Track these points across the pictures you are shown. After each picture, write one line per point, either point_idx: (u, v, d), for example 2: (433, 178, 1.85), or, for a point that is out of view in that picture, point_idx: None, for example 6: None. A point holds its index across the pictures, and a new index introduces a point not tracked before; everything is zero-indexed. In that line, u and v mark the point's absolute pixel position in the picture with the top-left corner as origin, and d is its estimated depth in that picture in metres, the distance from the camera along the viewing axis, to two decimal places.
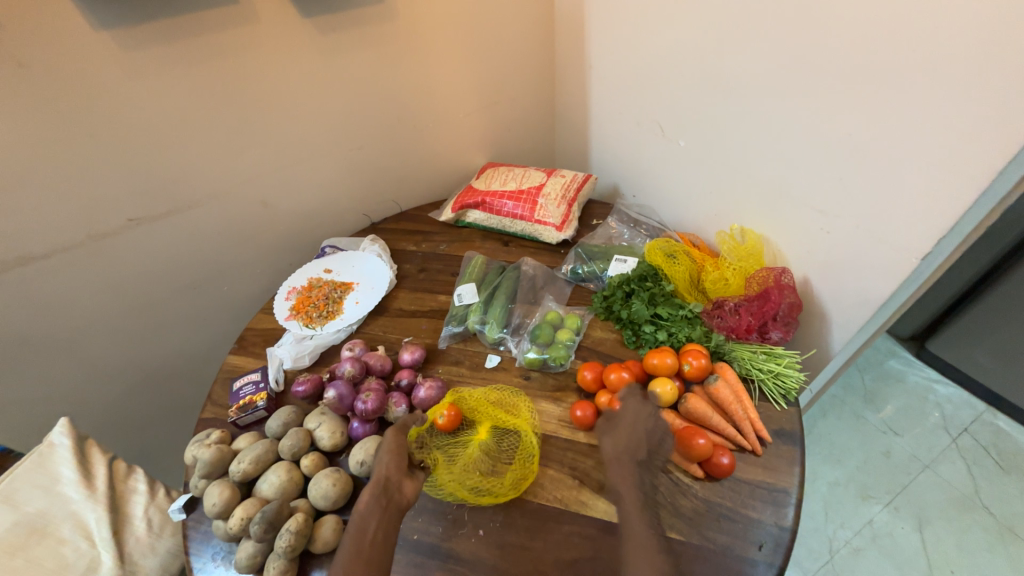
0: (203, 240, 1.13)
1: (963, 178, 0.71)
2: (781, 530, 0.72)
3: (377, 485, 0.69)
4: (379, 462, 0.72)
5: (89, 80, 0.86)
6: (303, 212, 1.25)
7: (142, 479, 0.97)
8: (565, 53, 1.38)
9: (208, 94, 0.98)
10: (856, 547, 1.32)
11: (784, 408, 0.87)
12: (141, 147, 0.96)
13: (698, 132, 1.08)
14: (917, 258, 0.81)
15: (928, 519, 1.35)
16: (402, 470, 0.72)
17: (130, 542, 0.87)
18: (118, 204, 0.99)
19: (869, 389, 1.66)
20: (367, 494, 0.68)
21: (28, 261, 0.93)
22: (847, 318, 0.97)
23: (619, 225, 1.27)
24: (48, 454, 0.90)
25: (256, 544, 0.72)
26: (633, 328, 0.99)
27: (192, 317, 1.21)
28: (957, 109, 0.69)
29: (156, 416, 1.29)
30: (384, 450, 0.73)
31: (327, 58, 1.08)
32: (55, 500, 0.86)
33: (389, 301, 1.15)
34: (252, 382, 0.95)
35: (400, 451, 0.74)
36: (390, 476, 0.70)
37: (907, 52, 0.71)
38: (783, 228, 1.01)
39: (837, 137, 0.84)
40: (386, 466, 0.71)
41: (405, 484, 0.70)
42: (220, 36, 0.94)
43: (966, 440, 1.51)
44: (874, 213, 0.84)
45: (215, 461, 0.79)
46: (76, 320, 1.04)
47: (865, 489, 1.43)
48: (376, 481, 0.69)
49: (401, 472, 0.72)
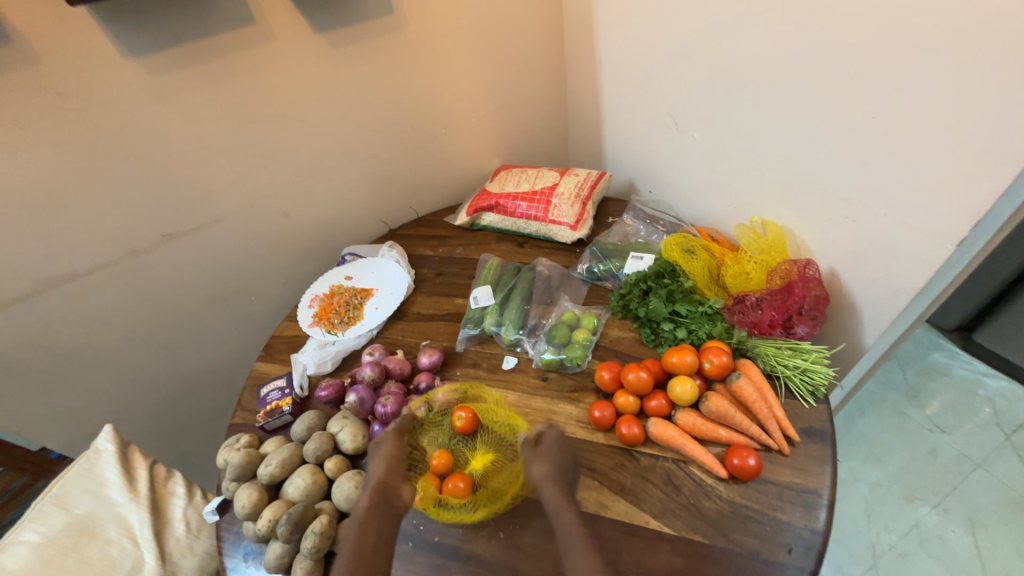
0: (230, 252, 1.17)
1: (1001, 157, 0.67)
2: (812, 533, 0.69)
3: (377, 490, 0.75)
4: (377, 468, 0.78)
5: (121, 105, 0.91)
6: (324, 221, 1.28)
7: (180, 482, 1.01)
8: (575, 51, 1.37)
9: (230, 113, 1.03)
10: (902, 551, 1.25)
11: (812, 406, 0.84)
12: (169, 166, 1.01)
13: (713, 122, 1.06)
14: (952, 245, 0.76)
15: (982, 522, 1.27)
16: (399, 475, 0.78)
17: (171, 543, 0.91)
18: (152, 221, 1.04)
19: (911, 384, 1.57)
20: (367, 499, 0.74)
21: (72, 278, 1.00)
22: (879, 310, 0.92)
23: (635, 222, 1.25)
24: (95, 459, 0.96)
25: (283, 545, 0.74)
26: (651, 326, 0.97)
27: (222, 326, 1.26)
28: (987, 86, 0.65)
29: (192, 421, 1.35)
30: (383, 456, 0.80)
31: (341, 71, 1.11)
32: (102, 503, 0.91)
33: (408, 305, 1.16)
34: (278, 388, 0.98)
35: (396, 458, 0.79)
36: (388, 481, 0.76)
37: (930, 28, 0.67)
38: (807, 219, 0.97)
39: (861, 120, 0.81)
40: (383, 471, 0.77)
41: (404, 488, 0.76)
42: (239, 56, 0.98)
43: (1021, 437, 1.41)
44: (903, 197, 0.80)
45: (244, 465, 0.82)
46: (116, 332, 1.10)
47: (910, 490, 1.35)
48: (376, 487, 0.75)
49: (398, 476, 0.78)
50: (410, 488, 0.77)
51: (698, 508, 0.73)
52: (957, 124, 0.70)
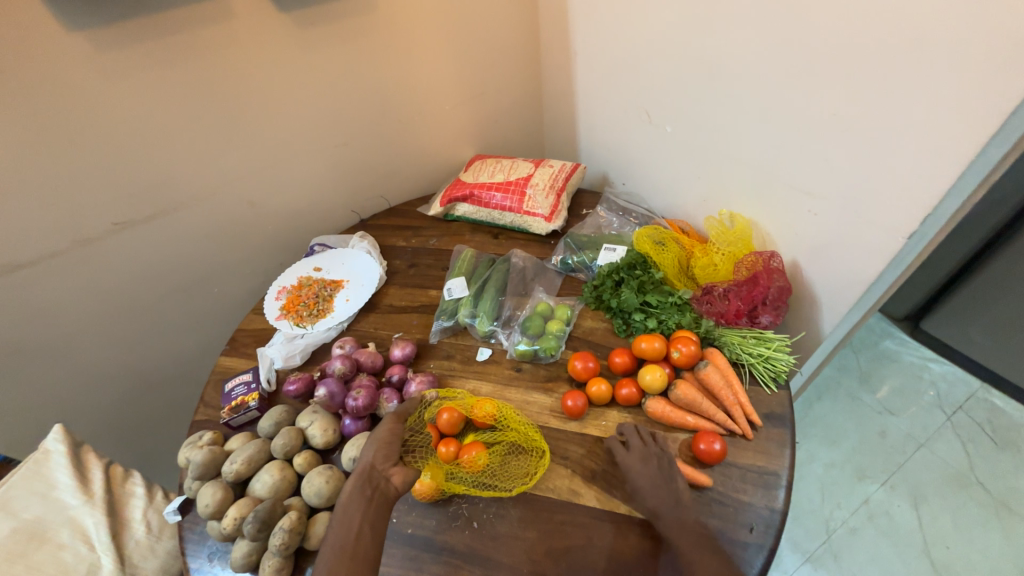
0: (190, 242, 1.12)
1: (946, 153, 0.71)
2: (772, 512, 0.72)
3: (361, 474, 0.74)
4: (366, 451, 0.78)
5: (63, 82, 0.85)
6: (290, 210, 1.24)
7: (139, 482, 0.97)
8: (550, 40, 1.35)
9: (187, 94, 0.97)
10: (853, 526, 1.34)
11: (774, 392, 0.88)
12: (121, 148, 0.95)
13: (685, 115, 1.07)
14: (904, 237, 0.80)
15: (924, 497, 1.36)
16: (389, 460, 0.77)
17: (130, 545, 0.88)
18: (101, 209, 0.98)
19: (865, 370, 1.67)
20: (352, 483, 0.73)
21: (12, 269, 0.93)
22: (836, 300, 0.97)
23: (608, 214, 1.27)
24: (44, 461, 0.91)
25: (250, 543, 0.72)
26: (623, 317, 0.99)
27: (182, 318, 1.21)
28: (942, 86, 0.68)
29: (152, 418, 1.29)
30: (374, 440, 0.79)
31: (306, 52, 1.06)
32: (52, 506, 0.86)
33: (380, 297, 1.14)
34: (244, 383, 0.94)
35: (388, 442, 0.79)
36: (376, 465, 0.76)
37: (892, 28, 0.69)
38: (772, 212, 1.00)
39: (823, 117, 0.83)
40: (372, 455, 0.77)
41: (392, 474, 0.75)
42: (195, 33, 0.93)
43: (960, 418, 1.52)
44: (861, 192, 0.83)
45: (207, 463, 0.79)
46: (64, 326, 1.03)
47: (861, 469, 1.44)
48: (360, 470, 0.75)
49: (387, 461, 0.77)
50: (399, 474, 0.76)
51: None
52: (912, 123, 0.73)
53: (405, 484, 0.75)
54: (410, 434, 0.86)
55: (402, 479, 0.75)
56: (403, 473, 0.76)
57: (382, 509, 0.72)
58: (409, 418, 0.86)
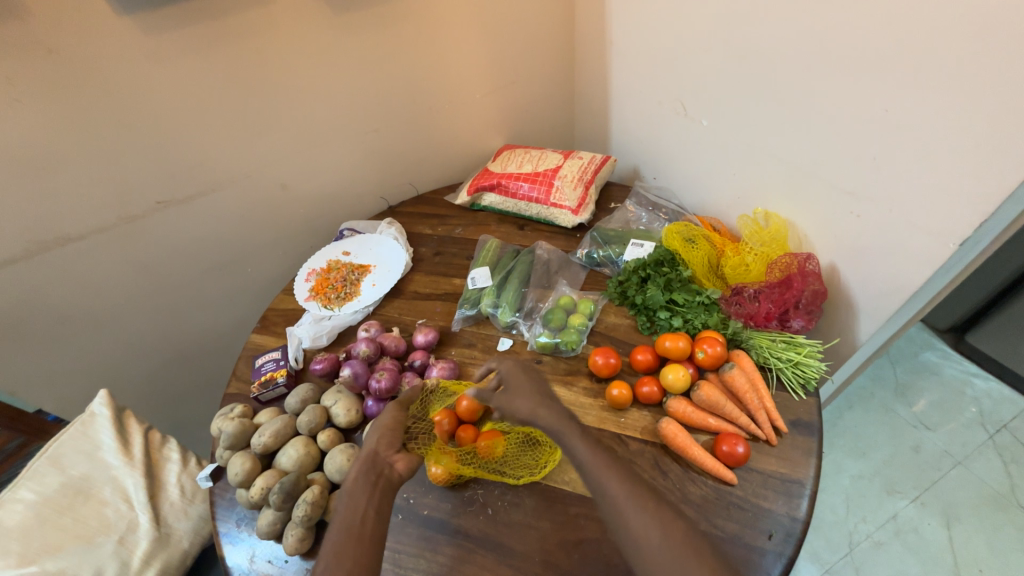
0: (227, 222, 1.16)
1: (1004, 157, 0.66)
2: (793, 520, 0.70)
3: (366, 459, 0.74)
4: (369, 437, 0.77)
5: (114, 65, 0.89)
6: (322, 195, 1.27)
7: (174, 448, 1.02)
8: (585, 28, 1.32)
9: (227, 78, 1.00)
10: (878, 541, 1.29)
11: (802, 398, 0.85)
12: (166, 130, 0.99)
13: (722, 111, 1.03)
14: (954, 244, 0.76)
15: (958, 517, 1.30)
16: (393, 446, 0.76)
17: (165, 506, 0.93)
18: (147, 187, 1.02)
19: (901, 381, 1.59)
20: (357, 468, 0.73)
21: (66, 242, 0.99)
22: (875, 307, 0.93)
23: (637, 208, 1.24)
24: (90, 422, 0.97)
25: (275, 512, 0.75)
26: (648, 314, 0.97)
27: (217, 295, 1.26)
28: (1003, 85, 0.63)
29: (188, 388, 1.36)
30: (378, 426, 0.78)
31: (342, 38, 1.08)
32: (97, 465, 0.92)
33: (405, 283, 1.16)
34: (273, 360, 0.98)
35: (392, 429, 0.78)
36: (379, 451, 0.75)
37: (950, 22, 0.65)
38: (811, 213, 0.96)
39: (871, 114, 0.79)
40: (376, 441, 0.76)
41: (396, 460, 0.75)
42: (237, 19, 0.95)
43: (1004, 437, 1.43)
44: (910, 195, 0.79)
45: (237, 434, 0.83)
46: (111, 297, 1.10)
47: (891, 484, 1.38)
48: (364, 456, 0.74)
49: (391, 448, 0.76)
50: (403, 460, 0.75)
51: (684, 493, 0.75)
52: (970, 122, 0.68)
53: (410, 470, 0.75)
54: (413, 422, 0.86)
55: (407, 465, 0.75)
56: (407, 459, 0.76)
57: (388, 495, 0.72)
58: (412, 405, 0.85)
